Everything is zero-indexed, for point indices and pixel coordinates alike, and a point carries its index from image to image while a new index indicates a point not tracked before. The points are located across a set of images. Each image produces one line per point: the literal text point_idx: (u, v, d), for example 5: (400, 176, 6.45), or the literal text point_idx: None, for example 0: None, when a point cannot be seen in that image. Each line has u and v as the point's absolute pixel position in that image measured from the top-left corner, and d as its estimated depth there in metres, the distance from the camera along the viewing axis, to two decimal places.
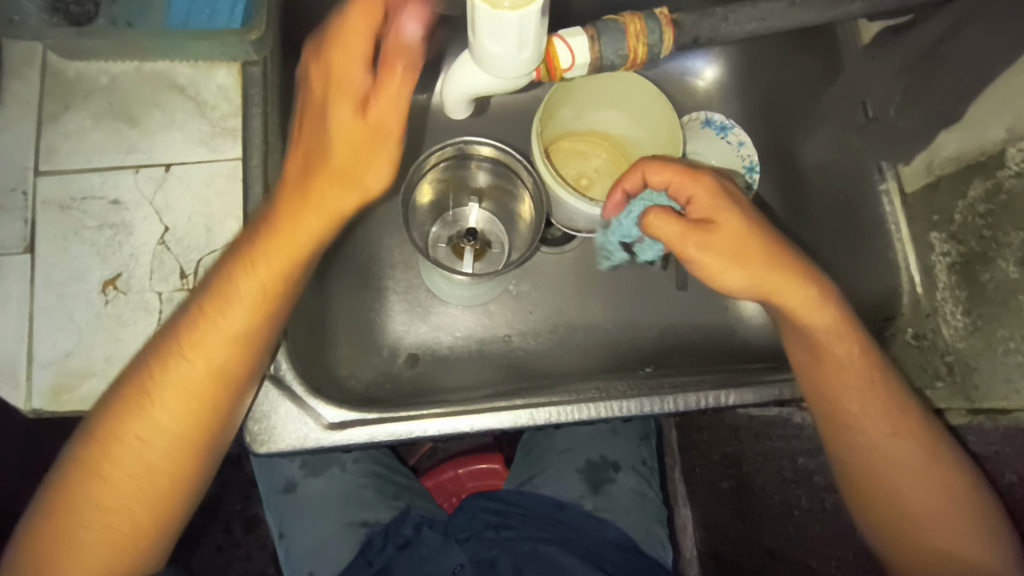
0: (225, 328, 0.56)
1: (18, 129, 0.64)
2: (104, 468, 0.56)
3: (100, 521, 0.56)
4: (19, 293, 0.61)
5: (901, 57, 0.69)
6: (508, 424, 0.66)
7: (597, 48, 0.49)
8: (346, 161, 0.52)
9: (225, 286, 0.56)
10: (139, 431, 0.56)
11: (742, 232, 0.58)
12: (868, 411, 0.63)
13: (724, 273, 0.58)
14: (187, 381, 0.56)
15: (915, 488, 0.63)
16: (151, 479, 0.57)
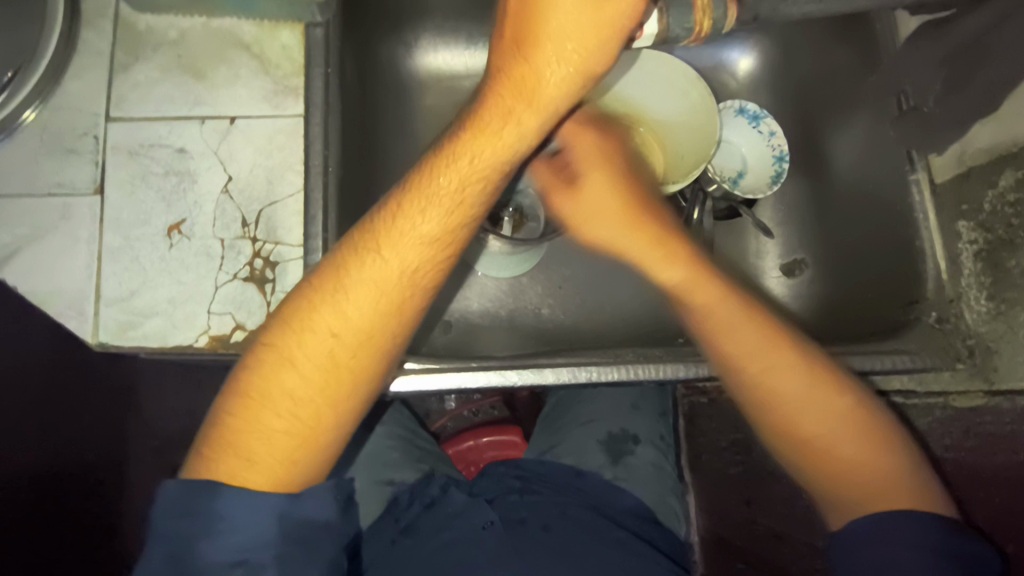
0: (409, 246, 0.55)
1: (90, 76, 0.66)
2: (272, 397, 0.53)
3: (264, 446, 0.53)
4: (88, 233, 0.63)
5: (944, 48, 0.68)
6: (552, 380, 0.70)
7: (665, 20, 0.53)
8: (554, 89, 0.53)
9: (411, 206, 0.55)
10: (300, 357, 0.54)
11: (607, 186, 0.71)
12: (743, 337, 0.65)
13: (581, 222, 0.72)
14: (367, 295, 0.55)
15: (828, 430, 0.63)
16: (320, 407, 0.54)
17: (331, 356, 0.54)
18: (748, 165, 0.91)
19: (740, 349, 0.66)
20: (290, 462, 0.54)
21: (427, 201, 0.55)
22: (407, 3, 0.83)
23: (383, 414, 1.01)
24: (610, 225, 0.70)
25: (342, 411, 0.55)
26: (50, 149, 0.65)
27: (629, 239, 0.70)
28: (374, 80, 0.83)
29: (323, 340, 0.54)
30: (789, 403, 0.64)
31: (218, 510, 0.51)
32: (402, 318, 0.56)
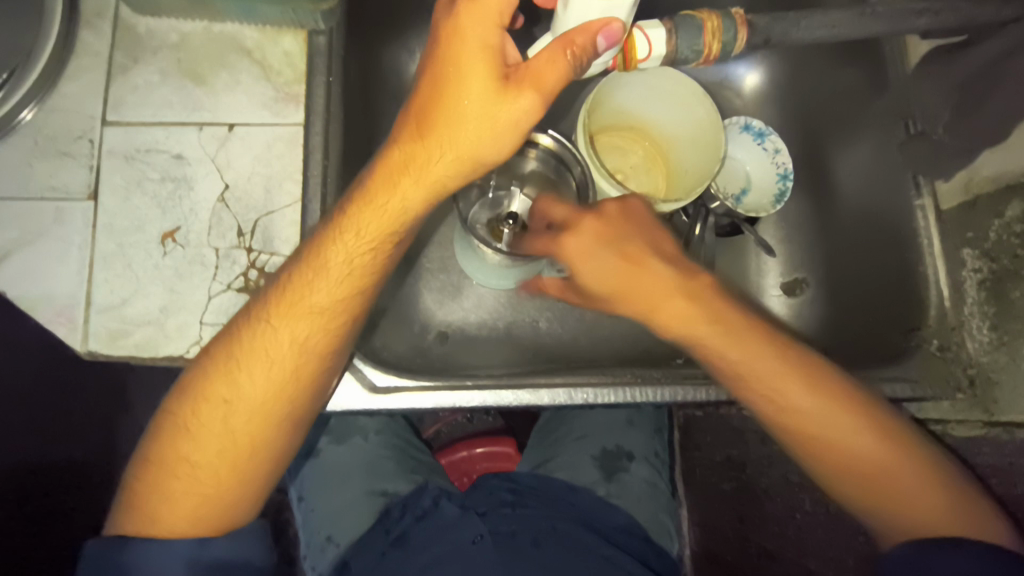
0: (305, 316, 0.55)
1: (87, 78, 0.65)
2: (177, 462, 0.56)
3: (185, 503, 0.55)
4: (80, 239, 0.62)
5: (956, 75, 0.67)
6: (547, 401, 0.69)
7: (675, 41, 0.52)
8: (459, 144, 0.50)
9: (303, 276, 0.55)
10: (225, 396, 0.56)
11: (612, 252, 0.62)
12: (795, 387, 0.61)
13: (578, 264, 0.63)
14: (278, 349, 0.55)
15: (888, 479, 0.60)
16: (232, 468, 0.56)
17: (233, 427, 0.56)
18: (752, 184, 0.91)
19: (796, 409, 0.61)
20: (200, 518, 0.56)
21: (318, 270, 0.54)
22: (411, 11, 0.82)
23: (377, 423, 1.00)
24: (605, 263, 0.62)
25: (259, 466, 0.57)
26: (44, 151, 0.64)
27: (610, 270, 0.62)
28: (377, 87, 0.82)
29: (236, 388, 0.56)
30: (833, 442, 0.61)
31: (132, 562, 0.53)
32: (302, 380, 0.56)
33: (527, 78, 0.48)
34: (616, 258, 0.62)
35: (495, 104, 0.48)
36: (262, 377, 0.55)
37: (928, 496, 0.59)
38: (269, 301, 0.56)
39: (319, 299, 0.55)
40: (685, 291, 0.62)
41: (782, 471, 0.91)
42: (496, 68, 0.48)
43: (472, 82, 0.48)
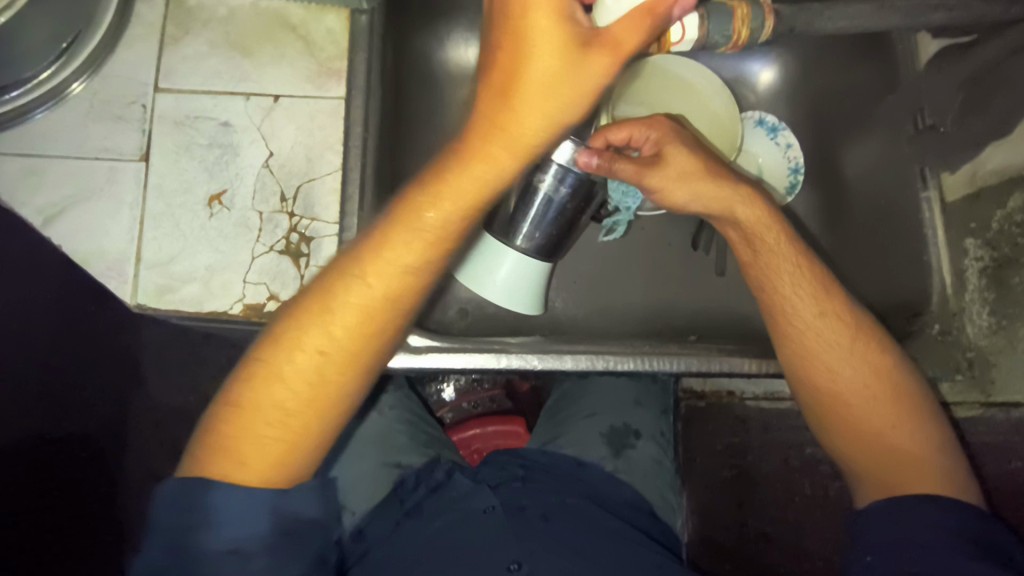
0: (396, 273, 0.56)
1: (141, 47, 0.68)
2: (263, 405, 0.55)
3: (254, 450, 0.55)
4: (132, 198, 0.65)
5: (961, 73, 0.74)
6: (572, 365, 0.72)
7: (706, 27, 0.55)
8: (551, 100, 0.53)
9: (398, 231, 0.56)
10: (315, 347, 0.56)
11: (687, 160, 0.67)
12: (831, 332, 0.66)
13: (675, 189, 0.67)
14: (373, 299, 0.56)
15: (878, 423, 0.65)
16: (308, 420, 0.56)
17: (322, 372, 0.56)
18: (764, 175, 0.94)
19: (838, 355, 0.66)
20: (282, 466, 0.56)
21: (412, 230, 0.56)
22: None
23: (393, 397, 1.04)
24: (705, 183, 0.66)
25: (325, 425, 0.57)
26: (98, 115, 0.67)
27: (713, 189, 0.67)
28: (408, 69, 0.85)
29: (327, 337, 0.56)
30: (845, 394, 0.66)
31: (214, 503, 0.53)
32: (384, 330, 0.58)
33: (605, 42, 0.51)
34: (694, 159, 0.67)
35: (570, 68, 0.52)
36: (352, 329, 0.56)
37: (921, 452, 0.64)
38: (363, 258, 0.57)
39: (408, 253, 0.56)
40: (742, 197, 0.67)
41: (781, 456, 0.95)
42: (574, 37, 0.51)
43: (552, 39, 0.51)
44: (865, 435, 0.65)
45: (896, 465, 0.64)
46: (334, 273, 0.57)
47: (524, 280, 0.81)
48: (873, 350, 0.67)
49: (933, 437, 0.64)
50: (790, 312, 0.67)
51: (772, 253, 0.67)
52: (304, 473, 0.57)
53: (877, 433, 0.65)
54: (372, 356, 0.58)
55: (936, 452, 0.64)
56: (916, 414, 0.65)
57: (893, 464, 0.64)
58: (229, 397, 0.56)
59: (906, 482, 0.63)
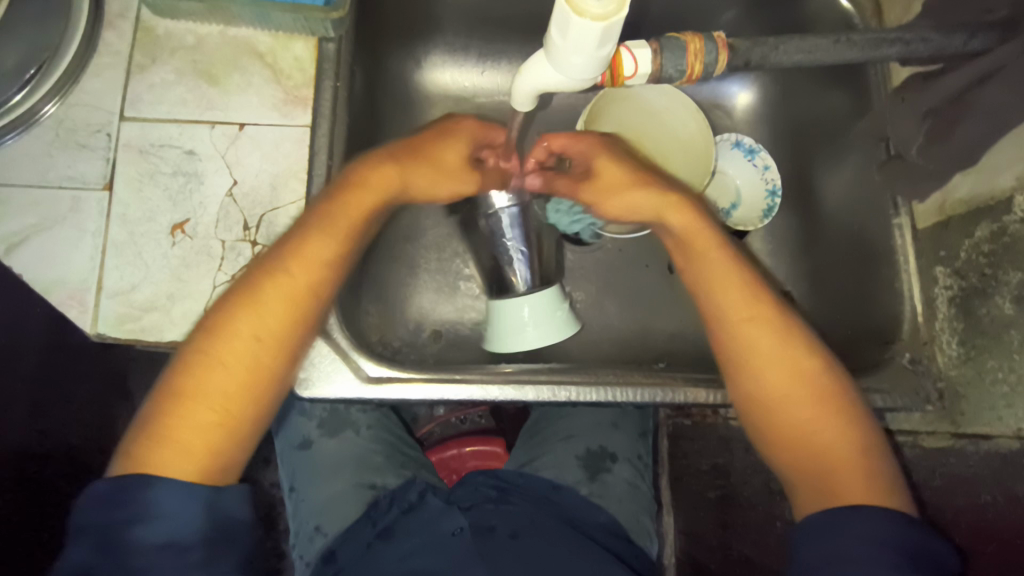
0: (314, 263, 0.64)
1: (107, 75, 0.69)
2: (204, 394, 0.59)
3: (194, 436, 0.58)
4: (94, 227, 0.66)
5: (929, 101, 0.65)
6: (530, 397, 0.72)
7: (660, 61, 0.55)
8: (432, 168, 0.70)
9: (313, 234, 0.64)
10: (255, 329, 0.61)
11: (618, 173, 0.73)
12: (758, 336, 0.67)
13: (607, 200, 0.73)
14: (283, 289, 0.62)
15: (814, 427, 0.65)
16: (243, 401, 0.61)
17: (242, 358, 0.61)
18: (742, 198, 0.96)
19: (767, 356, 0.67)
20: (217, 451, 0.59)
21: (328, 229, 0.64)
22: (417, 22, 0.86)
23: (370, 418, 1.03)
24: (637, 194, 0.71)
25: (257, 407, 0.61)
26: (63, 143, 0.67)
27: (642, 200, 0.72)
28: (383, 93, 0.86)
29: (254, 321, 0.61)
30: (775, 399, 0.67)
31: (152, 495, 0.54)
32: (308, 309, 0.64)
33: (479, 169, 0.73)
34: (626, 171, 0.73)
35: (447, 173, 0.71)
36: (280, 310, 0.62)
37: (852, 456, 0.63)
38: (285, 253, 0.63)
39: (320, 249, 0.64)
40: (672, 206, 0.71)
41: (763, 479, 0.92)
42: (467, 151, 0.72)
43: (449, 159, 0.71)
44: (797, 441, 0.65)
45: (831, 469, 0.63)
46: (261, 270, 0.63)
47: (546, 304, 0.78)
48: (800, 355, 0.67)
49: (863, 439, 0.64)
50: (726, 320, 0.69)
51: (704, 262, 0.71)
52: (232, 470, 0.61)
53: (807, 438, 0.65)
54: (301, 332, 0.64)
55: (871, 456, 0.63)
56: (846, 415, 0.65)
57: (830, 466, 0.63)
58: (172, 385, 0.59)
59: (842, 487, 0.62)
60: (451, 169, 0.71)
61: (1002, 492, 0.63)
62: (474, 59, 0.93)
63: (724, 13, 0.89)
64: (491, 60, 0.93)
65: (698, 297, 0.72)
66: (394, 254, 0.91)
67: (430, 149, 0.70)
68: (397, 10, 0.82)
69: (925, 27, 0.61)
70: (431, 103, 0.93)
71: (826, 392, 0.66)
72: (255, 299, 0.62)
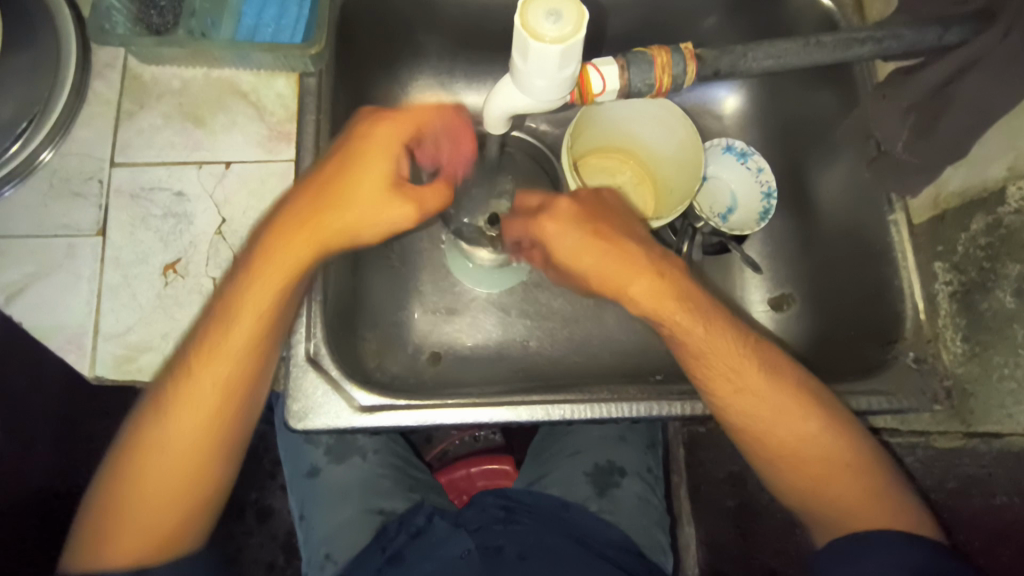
0: (250, 324, 0.60)
1: (97, 124, 0.71)
2: (160, 455, 0.60)
3: (156, 495, 0.59)
4: (89, 272, 0.67)
5: (910, 97, 0.65)
6: (525, 418, 0.71)
7: (626, 76, 0.55)
8: (376, 178, 0.58)
9: (250, 290, 0.60)
10: (197, 394, 0.60)
11: (597, 269, 0.65)
12: (751, 399, 0.67)
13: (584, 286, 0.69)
14: (231, 358, 0.60)
15: (825, 480, 0.65)
16: (198, 459, 0.60)
17: (200, 408, 0.60)
18: (737, 203, 0.94)
19: (763, 412, 0.66)
20: (179, 510, 0.60)
21: (267, 279, 0.60)
22: (399, 50, 0.88)
23: (377, 443, 1.03)
24: (613, 282, 0.65)
25: (218, 463, 0.62)
26: (58, 192, 0.69)
27: (617, 277, 0.65)
28: None
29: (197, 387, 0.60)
30: (777, 451, 0.66)
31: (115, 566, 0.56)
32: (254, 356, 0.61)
33: (412, 194, 0.59)
34: (598, 259, 0.64)
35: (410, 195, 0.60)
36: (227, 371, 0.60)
37: (867, 500, 0.64)
38: (219, 313, 0.60)
39: (264, 297, 0.60)
40: (649, 279, 0.65)
41: None
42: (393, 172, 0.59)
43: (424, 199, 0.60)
44: (803, 489, 0.66)
45: (830, 505, 0.65)
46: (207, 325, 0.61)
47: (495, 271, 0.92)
48: (801, 420, 0.66)
49: (871, 479, 0.64)
50: (706, 382, 0.68)
51: (683, 328, 0.66)
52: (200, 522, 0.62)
53: (820, 489, 0.65)
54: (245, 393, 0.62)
55: (882, 501, 0.64)
56: (856, 463, 0.65)
57: (841, 511, 0.64)
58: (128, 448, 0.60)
59: (852, 520, 0.63)
60: (385, 188, 0.58)
61: (1017, 492, 0.61)
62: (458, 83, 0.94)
63: (705, 19, 0.89)
64: (474, 81, 0.94)
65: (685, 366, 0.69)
66: (389, 277, 0.92)
67: (344, 169, 0.58)
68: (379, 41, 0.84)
69: (897, 24, 0.61)
70: None
71: (833, 449, 0.65)
72: (189, 367, 0.60)
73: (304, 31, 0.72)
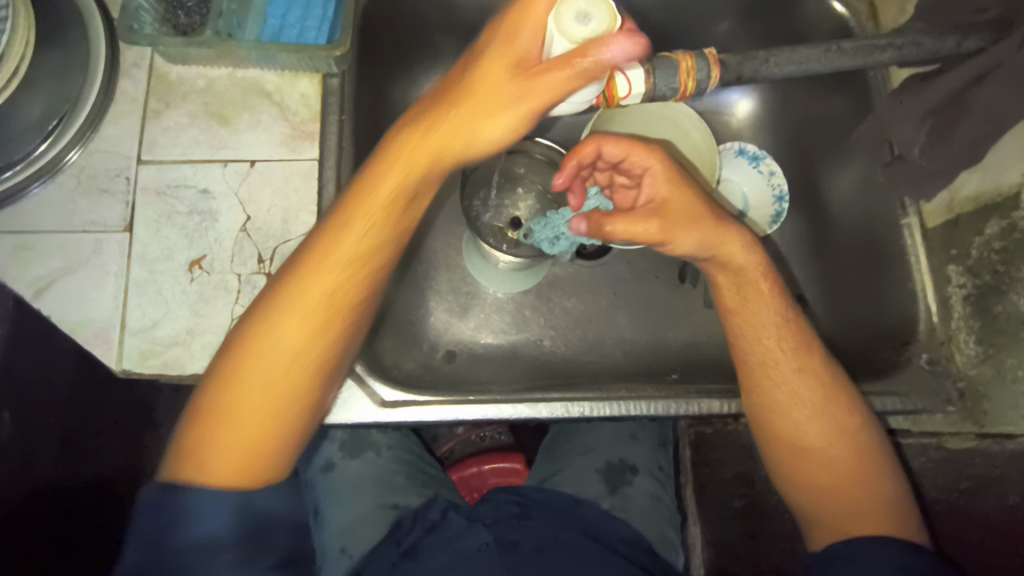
0: (335, 269, 0.61)
1: (124, 123, 0.72)
2: (233, 408, 0.60)
3: (228, 449, 0.59)
4: (116, 267, 0.68)
5: (926, 103, 0.66)
6: (545, 414, 0.72)
7: (652, 81, 0.56)
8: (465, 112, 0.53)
9: (338, 233, 0.60)
10: (264, 344, 0.60)
11: (684, 197, 0.62)
12: (800, 392, 0.67)
13: (683, 235, 0.61)
14: (297, 316, 0.60)
15: (842, 488, 0.66)
16: (265, 414, 0.60)
17: (268, 361, 0.60)
18: (749, 206, 0.94)
19: (801, 407, 0.67)
20: (254, 463, 0.60)
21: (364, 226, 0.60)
22: (418, 52, 0.89)
23: (390, 438, 1.04)
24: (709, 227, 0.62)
25: (286, 418, 0.61)
26: (85, 189, 0.70)
27: (710, 234, 0.62)
28: (388, 123, 0.88)
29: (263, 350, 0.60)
30: (806, 447, 0.67)
31: (187, 501, 0.55)
32: (330, 336, 0.62)
33: (529, 73, 0.50)
34: (697, 202, 0.62)
35: (496, 101, 0.52)
36: (304, 318, 0.60)
37: (883, 510, 0.65)
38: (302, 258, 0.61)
39: (369, 236, 0.61)
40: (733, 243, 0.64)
41: None
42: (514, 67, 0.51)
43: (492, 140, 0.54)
44: (816, 492, 0.67)
45: (839, 513, 0.65)
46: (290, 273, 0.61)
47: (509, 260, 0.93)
48: (841, 419, 0.67)
49: (890, 491, 0.66)
50: (758, 361, 0.68)
51: (749, 306, 0.67)
52: (274, 475, 0.62)
53: (836, 494, 0.66)
54: (328, 346, 0.62)
55: (893, 510, 0.65)
56: (880, 474, 0.67)
57: (850, 516, 0.65)
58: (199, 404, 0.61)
59: (860, 526, 0.64)
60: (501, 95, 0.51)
61: None
62: None
63: (720, 24, 0.90)
64: None
65: (737, 346, 0.69)
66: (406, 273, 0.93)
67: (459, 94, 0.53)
68: (399, 42, 0.85)
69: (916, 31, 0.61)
70: None
71: (865, 457, 0.67)
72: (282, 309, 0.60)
73: (328, 32, 0.73)
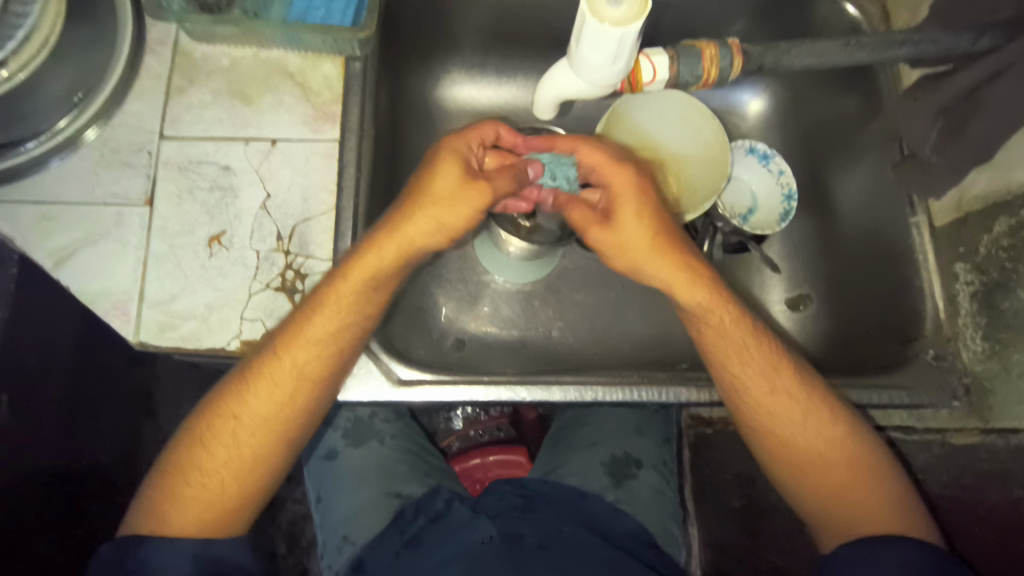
0: (302, 351, 0.66)
1: (148, 98, 0.73)
2: (206, 470, 0.67)
3: (196, 506, 0.66)
4: (136, 240, 0.69)
5: (938, 101, 0.67)
6: (558, 397, 0.73)
7: (675, 68, 0.62)
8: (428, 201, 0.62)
9: (309, 316, 0.65)
10: (236, 412, 0.67)
11: (638, 224, 0.65)
12: (786, 407, 0.69)
13: (619, 257, 0.67)
14: (264, 397, 0.67)
15: (850, 489, 0.67)
16: (230, 477, 0.67)
17: (238, 430, 0.67)
18: (758, 203, 0.97)
19: (792, 417, 0.69)
20: (219, 521, 0.66)
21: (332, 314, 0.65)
22: (437, 42, 0.90)
23: (394, 428, 1.04)
24: (658, 260, 0.66)
25: (256, 476, 0.68)
26: (108, 162, 0.71)
27: (662, 266, 0.66)
28: (404, 110, 0.89)
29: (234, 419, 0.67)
30: (802, 454, 0.69)
31: (147, 554, 0.62)
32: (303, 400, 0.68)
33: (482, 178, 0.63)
34: (648, 233, 0.65)
35: (464, 187, 0.62)
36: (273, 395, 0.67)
37: (890, 511, 0.66)
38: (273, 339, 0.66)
39: (332, 323, 0.66)
40: (688, 284, 0.66)
41: None
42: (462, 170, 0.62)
43: (457, 224, 0.63)
44: (822, 494, 0.68)
45: (851, 509, 0.67)
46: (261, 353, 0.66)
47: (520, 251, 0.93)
48: (833, 426, 0.68)
49: (892, 490, 0.67)
50: (733, 381, 0.69)
51: (720, 335, 0.69)
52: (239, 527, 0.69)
53: (841, 496, 0.68)
54: (297, 414, 0.68)
55: (896, 509, 0.66)
56: (879, 476, 0.67)
57: (849, 516, 0.67)
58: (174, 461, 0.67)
59: (867, 525, 0.66)
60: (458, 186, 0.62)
61: None
62: (492, 76, 0.96)
63: (734, 23, 0.89)
64: (507, 75, 0.96)
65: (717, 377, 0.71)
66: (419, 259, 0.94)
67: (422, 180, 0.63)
68: (419, 30, 0.86)
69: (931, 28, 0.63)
70: (450, 120, 0.96)
71: (864, 461, 0.68)
72: (252, 385, 0.66)
73: (353, 15, 0.74)
